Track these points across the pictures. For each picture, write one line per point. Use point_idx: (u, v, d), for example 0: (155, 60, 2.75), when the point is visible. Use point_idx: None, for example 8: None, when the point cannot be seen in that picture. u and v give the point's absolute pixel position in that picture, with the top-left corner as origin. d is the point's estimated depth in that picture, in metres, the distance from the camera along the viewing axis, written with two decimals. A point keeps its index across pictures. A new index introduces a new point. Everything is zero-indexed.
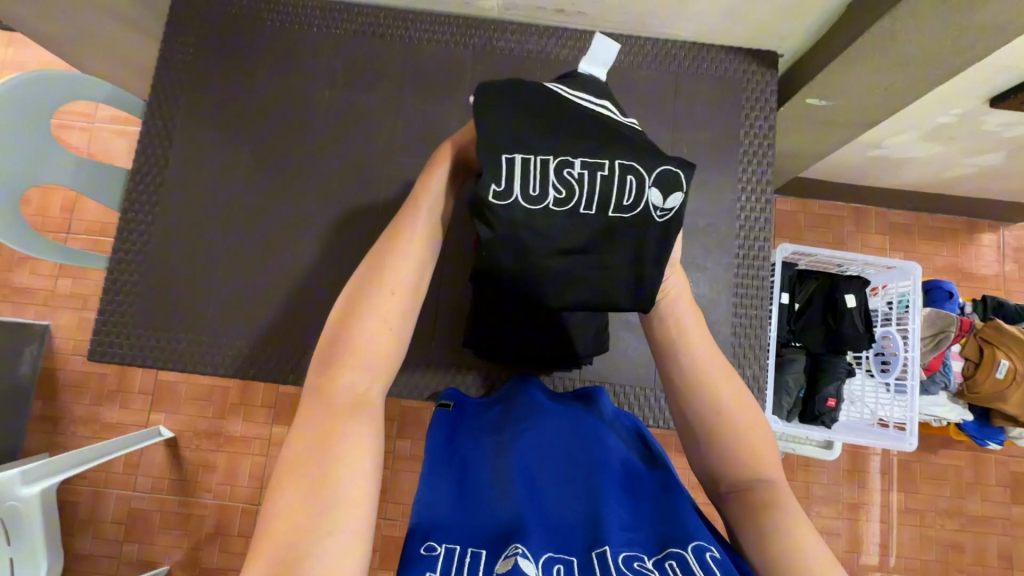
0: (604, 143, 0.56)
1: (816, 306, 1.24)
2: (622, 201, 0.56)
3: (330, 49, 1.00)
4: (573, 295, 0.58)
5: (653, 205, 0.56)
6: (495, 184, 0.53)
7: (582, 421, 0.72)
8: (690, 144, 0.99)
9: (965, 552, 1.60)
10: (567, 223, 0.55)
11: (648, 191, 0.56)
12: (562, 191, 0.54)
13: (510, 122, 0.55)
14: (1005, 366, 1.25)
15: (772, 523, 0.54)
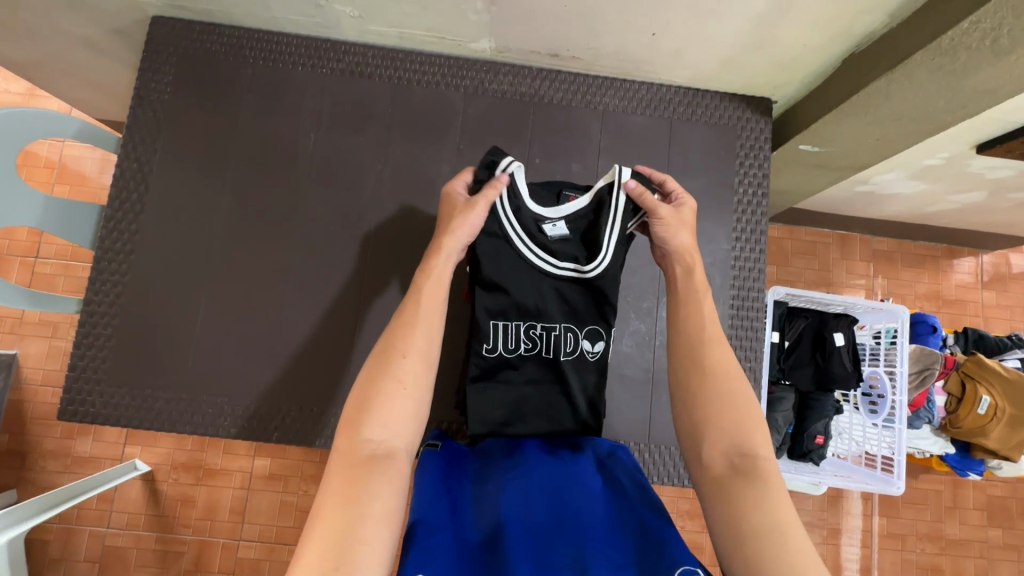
0: (558, 311, 0.79)
1: (806, 344, 1.25)
2: (567, 350, 0.80)
3: (315, 90, 0.96)
4: (535, 421, 0.79)
5: (587, 351, 0.81)
6: (484, 344, 0.79)
7: (569, 462, 0.72)
8: (685, 193, 0.98)
9: (943, 574, 1.64)
10: (529, 368, 0.81)
11: (582, 341, 0.80)
12: (529, 344, 0.80)
13: (492, 298, 0.79)
14: (987, 403, 1.29)
15: (751, 499, 0.53)
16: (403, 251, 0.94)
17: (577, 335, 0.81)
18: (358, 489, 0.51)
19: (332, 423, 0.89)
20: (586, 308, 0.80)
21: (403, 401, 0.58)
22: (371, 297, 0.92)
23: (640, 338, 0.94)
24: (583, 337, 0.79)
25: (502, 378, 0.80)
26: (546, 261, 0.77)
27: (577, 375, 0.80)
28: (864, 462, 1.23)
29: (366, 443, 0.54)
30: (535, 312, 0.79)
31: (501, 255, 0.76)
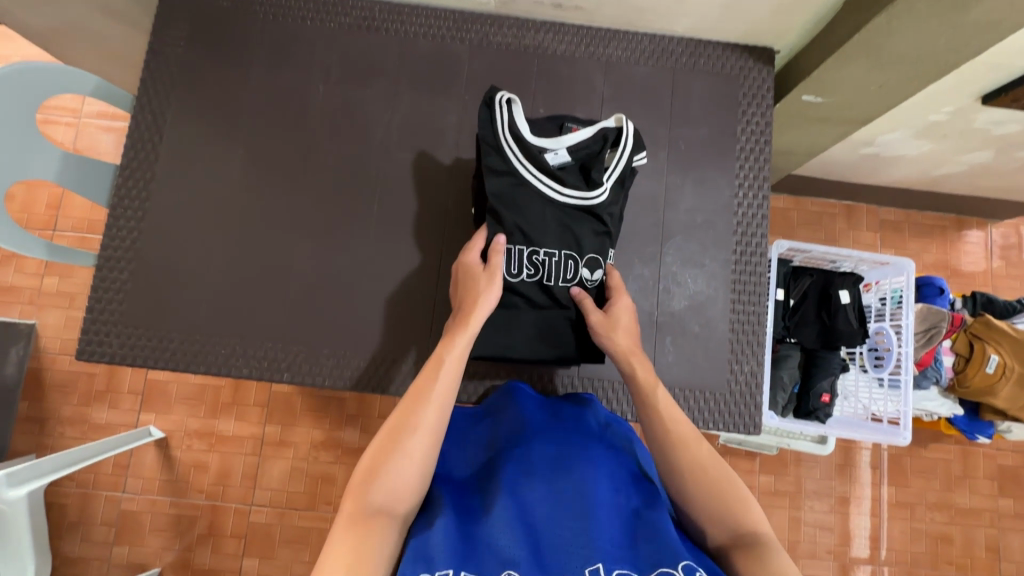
0: (560, 237, 0.82)
1: (811, 301, 1.25)
2: (566, 277, 0.83)
3: (324, 44, 0.98)
4: (537, 347, 0.85)
5: (586, 279, 0.84)
6: None
7: (571, 431, 0.73)
8: (688, 141, 0.99)
9: (954, 543, 1.63)
10: (530, 293, 0.83)
11: (581, 270, 0.84)
12: (531, 270, 0.82)
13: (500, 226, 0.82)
14: (995, 361, 1.28)
15: (762, 571, 0.54)
16: (410, 199, 0.96)
17: (577, 264, 0.83)
18: (363, 547, 0.53)
19: (341, 365, 0.91)
20: (585, 236, 0.83)
21: (411, 466, 0.60)
22: (379, 245, 0.94)
23: (645, 283, 0.95)
24: (584, 266, 0.83)
25: (505, 303, 0.83)
26: (551, 187, 0.81)
27: (576, 302, 0.83)
28: (870, 420, 1.23)
29: (373, 504, 0.56)
30: (539, 239, 0.81)
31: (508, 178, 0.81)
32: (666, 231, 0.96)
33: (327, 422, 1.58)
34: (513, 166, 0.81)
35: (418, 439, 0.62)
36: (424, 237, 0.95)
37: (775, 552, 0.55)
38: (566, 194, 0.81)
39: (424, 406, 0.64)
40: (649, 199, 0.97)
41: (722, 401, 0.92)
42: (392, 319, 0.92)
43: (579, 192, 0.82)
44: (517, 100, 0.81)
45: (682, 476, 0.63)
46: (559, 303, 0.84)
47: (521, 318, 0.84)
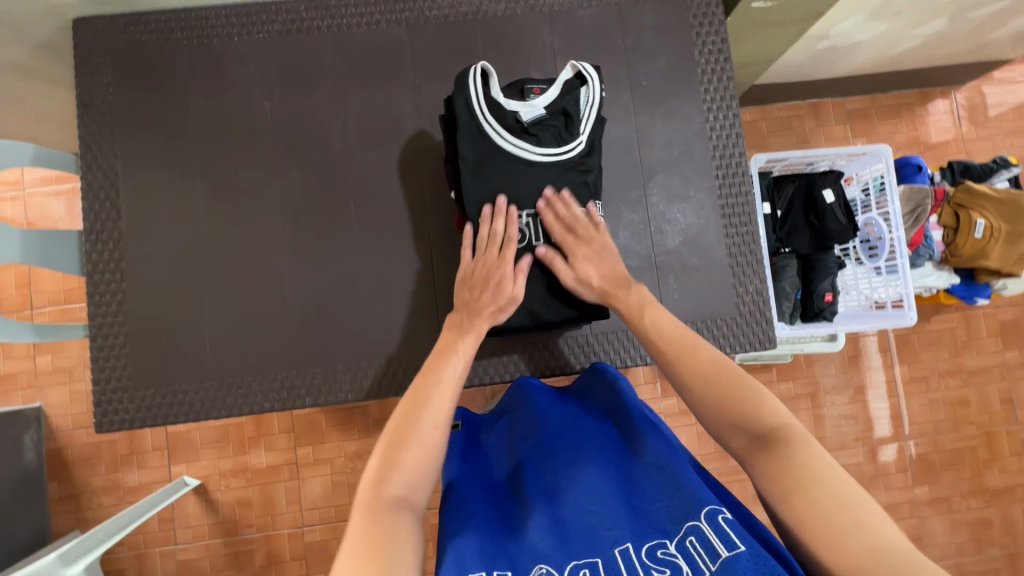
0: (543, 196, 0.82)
1: (798, 208, 1.26)
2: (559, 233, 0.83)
3: (259, 58, 0.94)
4: (542, 309, 0.84)
5: None
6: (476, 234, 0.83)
7: (579, 417, 0.75)
8: (648, 75, 0.96)
9: (970, 404, 1.70)
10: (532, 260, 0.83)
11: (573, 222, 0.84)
12: (519, 234, 0.82)
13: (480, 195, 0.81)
14: (982, 226, 1.31)
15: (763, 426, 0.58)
16: (386, 198, 0.93)
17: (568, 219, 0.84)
18: (383, 536, 0.52)
19: (360, 376, 0.91)
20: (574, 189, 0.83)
21: (426, 452, 0.61)
22: (366, 251, 0.93)
23: (636, 227, 0.94)
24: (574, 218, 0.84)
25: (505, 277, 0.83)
26: (531, 151, 0.80)
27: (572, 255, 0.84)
28: (874, 308, 1.27)
29: (391, 496, 0.56)
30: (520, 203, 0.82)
31: (482, 148, 0.80)
32: (646, 171, 0.95)
33: (356, 432, 1.60)
34: (484, 126, 0.79)
35: (429, 429, 0.63)
36: (410, 234, 0.93)
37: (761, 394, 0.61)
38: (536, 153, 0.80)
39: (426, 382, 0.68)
40: (623, 142, 0.95)
41: (734, 323, 0.93)
42: (397, 322, 0.92)
43: (558, 149, 0.81)
44: (487, 68, 0.79)
45: (693, 388, 0.66)
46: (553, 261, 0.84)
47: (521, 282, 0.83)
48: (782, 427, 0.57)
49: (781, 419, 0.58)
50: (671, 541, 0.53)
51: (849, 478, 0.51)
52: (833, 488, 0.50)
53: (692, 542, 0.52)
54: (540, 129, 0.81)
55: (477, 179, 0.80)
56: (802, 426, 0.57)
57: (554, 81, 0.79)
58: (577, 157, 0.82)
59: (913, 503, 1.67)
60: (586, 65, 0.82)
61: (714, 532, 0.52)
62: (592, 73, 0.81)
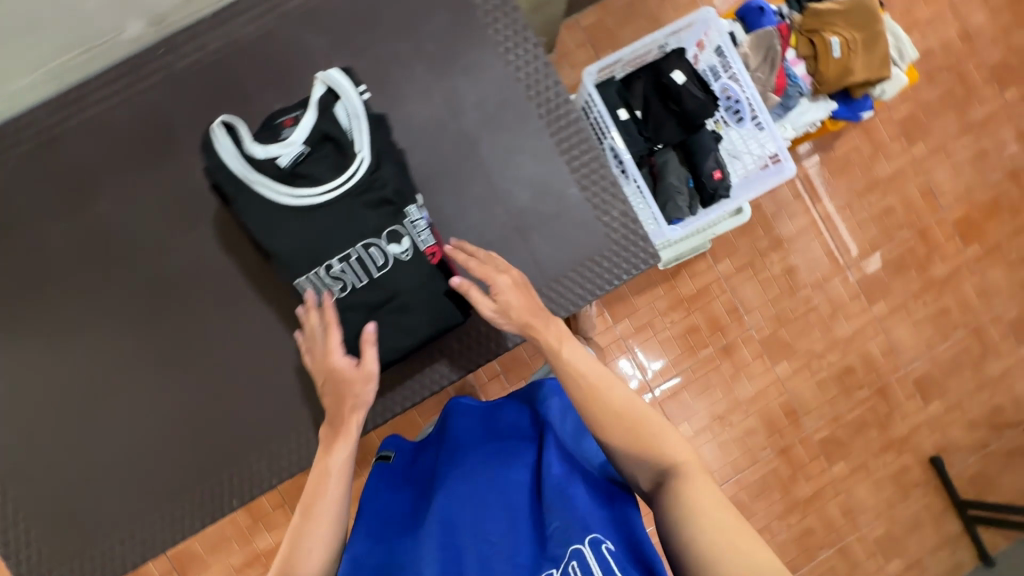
0: (344, 232, 0.76)
1: (654, 101, 1.21)
2: (378, 265, 0.77)
3: (22, 186, 0.84)
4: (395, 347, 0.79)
5: (398, 254, 0.78)
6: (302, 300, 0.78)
7: (495, 446, 0.82)
8: (430, 37, 0.88)
9: (896, 210, 1.72)
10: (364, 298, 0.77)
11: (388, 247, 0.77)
12: (338, 282, 0.77)
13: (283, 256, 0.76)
14: (838, 43, 1.28)
15: (679, 480, 0.65)
16: (224, 275, 0.87)
17: (382, 245, 0.77)
18: None
19: (275, 458, 0.87)
20: (370, 213, 0.77)
21: (327, 534, 0.67)
22: (227, 336, 0.87)
23: (482, 200, 0.89)
24: (385, 244, 0.77)
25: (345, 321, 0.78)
26: (310, 192, 0.75)
27: (404, 279, 0.78)
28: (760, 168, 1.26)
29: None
30: (324, 250, 0.76)
31: (266, 209, 0.74)
32: (468, 137, 0.89)
33: None
34: (252, 186, 0.75)
35: (329, 509, 0.68)
36: (264, 301, 0.88)
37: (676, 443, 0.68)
38: (316, 193, 0.75)
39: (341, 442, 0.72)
40: (432, 118, 0.88)
41: (611, 252, 0.90)
42: (290, 392, 0.87)
43: (340, 176, 0.75)
44: (230, 123, 0.75)
45: (612, 427, 0.70)
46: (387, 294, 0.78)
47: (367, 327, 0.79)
48: (676, 466, 0.66)
49: (676, 460, 0.67)
50: (558, 569, 0.65)
51: (724, 509, 0.63)
52: (712, 523, 0.61)
53: (575, 566, 0.64)
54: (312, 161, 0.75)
55: (279, 243, 0.75)
56: (699, 463, 0.67)
57: (299, 114, 0.74)
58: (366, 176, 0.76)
59: (875, 321, 1.72)
60: (334, 75, 0.77)
61: (596, 559, 0.64)
62: (337, 84, 0.76)
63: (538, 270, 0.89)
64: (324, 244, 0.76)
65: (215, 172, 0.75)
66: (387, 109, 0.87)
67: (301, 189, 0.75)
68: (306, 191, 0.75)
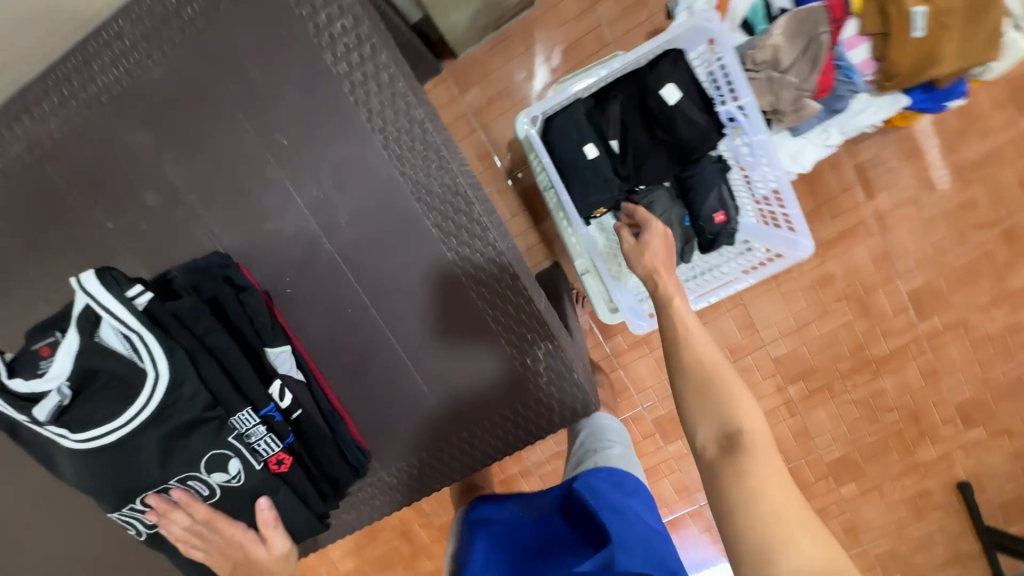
0: (145, 474, 0.54)
1: (636, 129, 0.90)
2: (203, 493, 0.57)
3: None
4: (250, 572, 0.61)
5: (226, 480, 0.57)
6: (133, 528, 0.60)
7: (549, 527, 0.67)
8: (282, 126, 0.64)
9: (979, 204, 1.34)
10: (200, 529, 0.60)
11: (210, 475, 0.57)
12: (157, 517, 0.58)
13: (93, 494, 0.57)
14: (922, 16, 0.87)
15: (739, 465, 0.52)
16: None
17: (202, 474, 0.56)
18: None
19: None
20: (178, 443, 0.54)
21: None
22: None
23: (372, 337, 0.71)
24: (207, 472, 0.56)
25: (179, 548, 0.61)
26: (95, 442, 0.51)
27: (242, 503, 0.59)
28: (771, 224, 0.95)
29: None
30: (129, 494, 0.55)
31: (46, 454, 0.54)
32: (349, 260, 0.68)
33: None
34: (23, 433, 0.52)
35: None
36: None
37: (748, 413, 0.56)
38: (99, 440, 0.51)
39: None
40: (301, 237, 0.68)
41: (535, 403, 0.71)
42: None
43: (129, 415, 0.51)
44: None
45: (686, 393, 0.60)
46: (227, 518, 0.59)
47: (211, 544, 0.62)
48: (737, 429, 0.55)
49: (743, 421, 0.55)
50: None
51: (795, 496, 0.50)
52: (783, 519, 0.48)
53: None
54: (74, 416, 0.51)
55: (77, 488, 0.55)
56: (767, 431, 0.55)
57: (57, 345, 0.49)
58: (158, 404, 0.52)
59: (921, 339, 1.44)
60: (88, 279, 0.50)
61: None
62: (97, 301, 0.50)
63: (429, 423, 0.74)
64: (121, 489, 0.54)
65: None
66: (246, 223, 0.68)
67: (78, 439, 0.51)
68: (86, 440, 0.51)
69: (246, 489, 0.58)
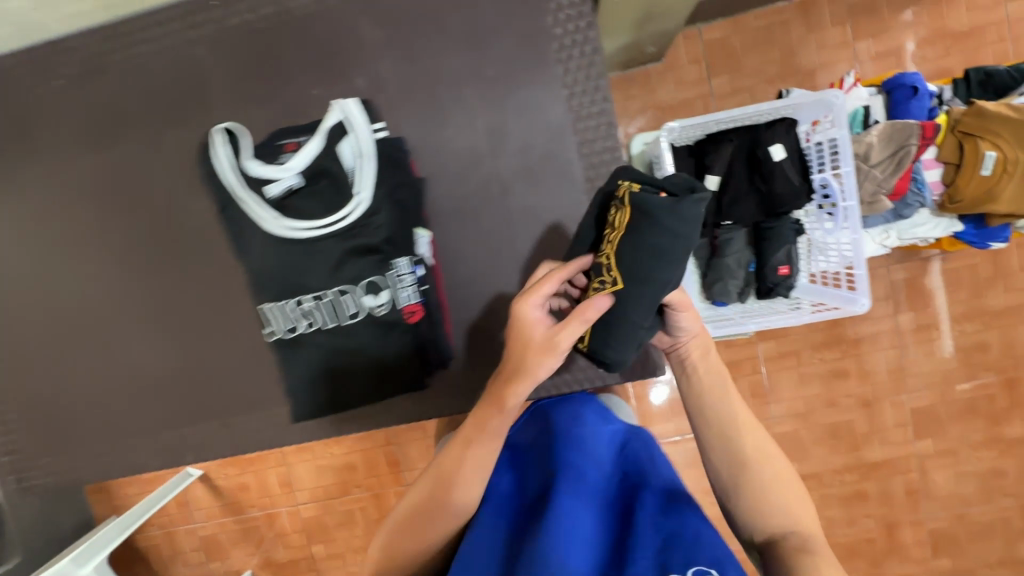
0: (327, 276, 0.77)
1: (739, 171, 1.05)
2: (349, 313, 0.78)
3: (65, 105, 0.85)
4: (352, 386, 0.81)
5: (374, 306, 0.78)
6: (269, 328, 0.81)
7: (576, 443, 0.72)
8: (493, 60, 0.78)
9: (990, 348, 1.48)
10: (323, 340, 0.80)
11: (363, 297, 0.78)
12: (308, 320, 0.79)
13: (271, 277, 0.78)
14: (992, 159, 1.04)
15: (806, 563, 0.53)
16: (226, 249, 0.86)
17: (358, 294, 0.77)
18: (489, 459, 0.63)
19: (234, 429, 0.90)
20: (356, 258, 0.77)
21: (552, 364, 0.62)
22: (218, 306, 0.88)
23: (494, 252, 0.82)
24: (361, 295, 0.77)
25: (299, 355, 0.80)
26: (300, 225, 0.75)
27: (370, 330, 0.79)
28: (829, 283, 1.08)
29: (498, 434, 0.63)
30: (300, 288, 0.78)
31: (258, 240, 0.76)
32: (501, 183, 0.80)
33: None
34: (246, 208, 0.76)
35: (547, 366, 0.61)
36: None
37: (801, 497, 0.58)
38: (307, 225, 0.75)
39: (498, 419, 0.62)
40: (470, 150, 0.80)
41: None
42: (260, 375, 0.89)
43: (332, 215, 0.75)
44: (230, 129, 0.76)
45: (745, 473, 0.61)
46: (355, 338, 0.80)
47: (325, 356, 0.80)
48: (803, 534, 0.56)
49: (796, 528, 0.57)
50: None
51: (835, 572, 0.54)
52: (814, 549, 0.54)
53: None
54: (299, 198, 0.75)
55: (266, 268, 0.78)
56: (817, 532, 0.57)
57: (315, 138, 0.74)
58: (362, 214, 0.75)
59: (912, 457, 1.54)
60: (350, 105, 0.76)
61: None
62: (350, 120, 0.76)
63: None
64: (301, 278, 0.77)
65: (214, 183, 0.77)
66: (431, 127, 0.80)
67: (292, 219, 0.75)
68: (298, 223, 0.75)
69: (383, 318, 0.78)
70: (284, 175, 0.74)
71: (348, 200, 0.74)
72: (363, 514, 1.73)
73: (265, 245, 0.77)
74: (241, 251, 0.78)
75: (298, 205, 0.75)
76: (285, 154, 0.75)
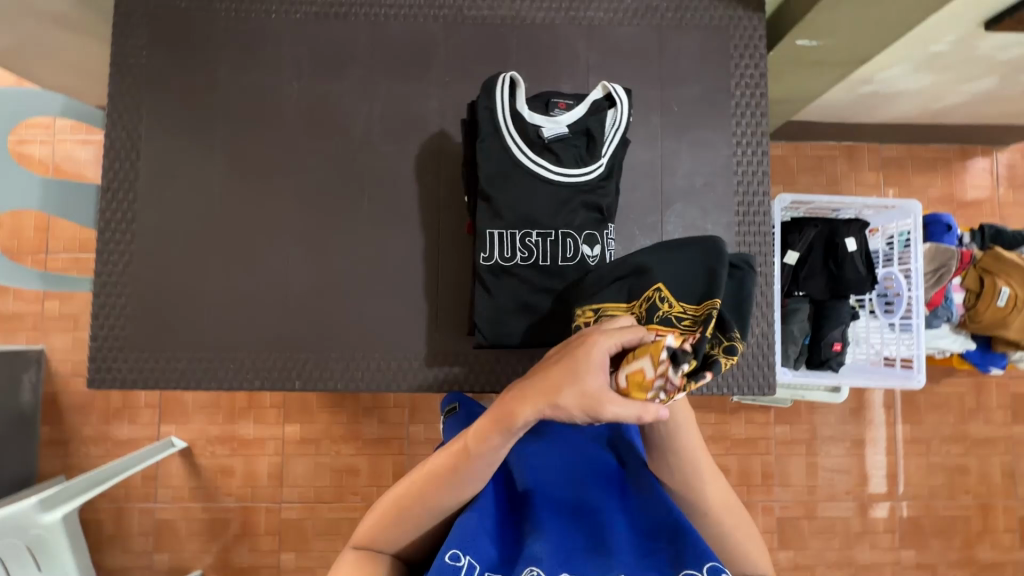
0: (555, 216, 0.77)
1: (817, 252, 1.23)
2: (565, 255, 0.77)
3: (292, 37, 0.94)
4: (544, 334, 0.78)
5: (587, 256, 0.78)
6: (484, 253, 0.78)
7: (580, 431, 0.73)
8: (680, 100, 0.94)
9: (969, 472, 1.66)
10: (530, 277, 0.77)
11: (580, 246, 0.78)
12: (525, 253, 0.77)
13: (504, 203, 0.77)
14: (1006, 294, 1.26)
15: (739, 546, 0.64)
16: (400, 194, 0.93)
17: (576, 242, 0.78)
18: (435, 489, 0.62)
19: (349, 365, 0.90)
20: (586, 211, 0.78)
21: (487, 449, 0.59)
22: (372, 243, 0.92)
23: None
24: (582, 242, 0.77)
25: (503, 286, 0.78)
26: (551, 169, 0.77)
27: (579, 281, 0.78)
28: (881, 364, 1.24)
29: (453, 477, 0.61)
30: (528, 221, 0.77)
31: (507, 165, 0.77)
32: (665, 199, 0.93)
33: (344, 416, 1.60)
34: (507, 141, 0.77)
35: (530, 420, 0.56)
36: (419, 233, 0.93)
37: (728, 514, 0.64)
38: (563, 174, 0.77)
39: (501, 438, 0.58)
40: (647, 165, 0.93)
41: (734, 363, 0.92)
42: (393, 318, 0.91)
43: (581, 168, 0.77)
44: (515, 78, 0.77)
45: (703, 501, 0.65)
46: (561, 284, 0.77)
47: (527, 292, 0.78)
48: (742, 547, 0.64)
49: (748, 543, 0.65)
50: None
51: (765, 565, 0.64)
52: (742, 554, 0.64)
53: None
54: (560, 150, 0.77)
55: (498, 195, 0.78)
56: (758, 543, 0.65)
57: (587, 99, 0.78)
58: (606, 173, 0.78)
59: (896, 565, 1.63)
60: (617, 88, 0.80)
61: None
62: (617, 94, 0.78)
63: None
64: (531, 212, 0.77)
65: (480, 112, 0.78)
66: None
67: (550, 165, 0.77)
68: (555, 171, 0.77)
69: (592, 270, 0.78)
70: (555, 131, 0.77)
71: (596, 161, 0.78)
72: (350, 527, 1.58)
73: (510, 170, 0.77)
74: (481, 170, 0.78)
75: (560, 157, 0.77)
76: (557, 111, 0.78)
